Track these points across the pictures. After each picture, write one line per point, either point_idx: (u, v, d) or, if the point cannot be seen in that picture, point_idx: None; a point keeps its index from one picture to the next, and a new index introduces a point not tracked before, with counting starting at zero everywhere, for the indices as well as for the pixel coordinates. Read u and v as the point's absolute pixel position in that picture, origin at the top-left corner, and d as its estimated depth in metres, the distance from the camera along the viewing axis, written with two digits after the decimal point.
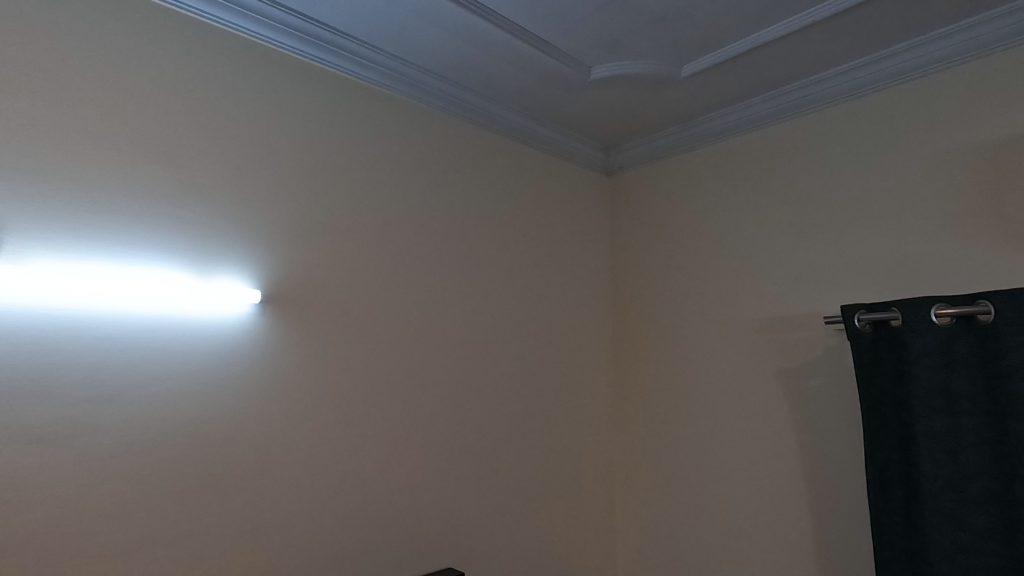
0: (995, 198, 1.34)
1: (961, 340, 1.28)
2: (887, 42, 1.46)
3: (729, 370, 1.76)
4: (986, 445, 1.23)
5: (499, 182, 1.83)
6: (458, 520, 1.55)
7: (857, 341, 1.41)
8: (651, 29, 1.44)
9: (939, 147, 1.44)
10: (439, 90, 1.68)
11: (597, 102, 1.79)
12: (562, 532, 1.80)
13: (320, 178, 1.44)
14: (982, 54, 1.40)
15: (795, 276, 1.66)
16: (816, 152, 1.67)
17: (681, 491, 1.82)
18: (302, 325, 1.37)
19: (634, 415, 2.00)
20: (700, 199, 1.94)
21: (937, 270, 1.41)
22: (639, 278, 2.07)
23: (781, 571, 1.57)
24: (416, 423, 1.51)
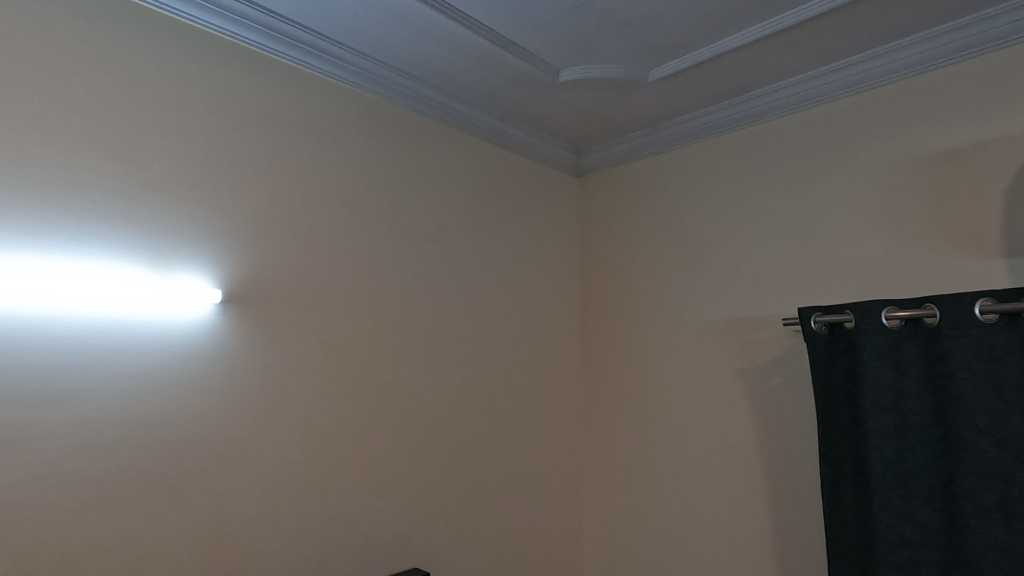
0: (942, 205, 1.41)
1: (910, 342, 1.34)
2: (844, 52, 1.51)
3: (692, 370, 1.80)
4: (931, 442, 1.29)
5: (468, 183, 1.83)
6: (424, 520, 1.56)
7: (813, 341, 1.46)
8: (618, 33, 1.45)
9: (892, 155, 1.50)
10: (408, 89, 1.67)
11: (567, 104, 1.80)
12: (529, 530, 1.82)
13: (285, 176, 1.42)
14: (931, 67, 1.46)
15: (757, 278, 1.70)
16: (777, 157, 1.71)
17: (646, 489, 1.86)
18: (266, 324, 1.35)
19: (601, 413, 2.03)
20: (667, 201, 1.97)
21: (889, 274, 1.47)
22: (607, 279, 2.10)
23: (740, 566, 1.62)
24: (382, 424, 1.51)
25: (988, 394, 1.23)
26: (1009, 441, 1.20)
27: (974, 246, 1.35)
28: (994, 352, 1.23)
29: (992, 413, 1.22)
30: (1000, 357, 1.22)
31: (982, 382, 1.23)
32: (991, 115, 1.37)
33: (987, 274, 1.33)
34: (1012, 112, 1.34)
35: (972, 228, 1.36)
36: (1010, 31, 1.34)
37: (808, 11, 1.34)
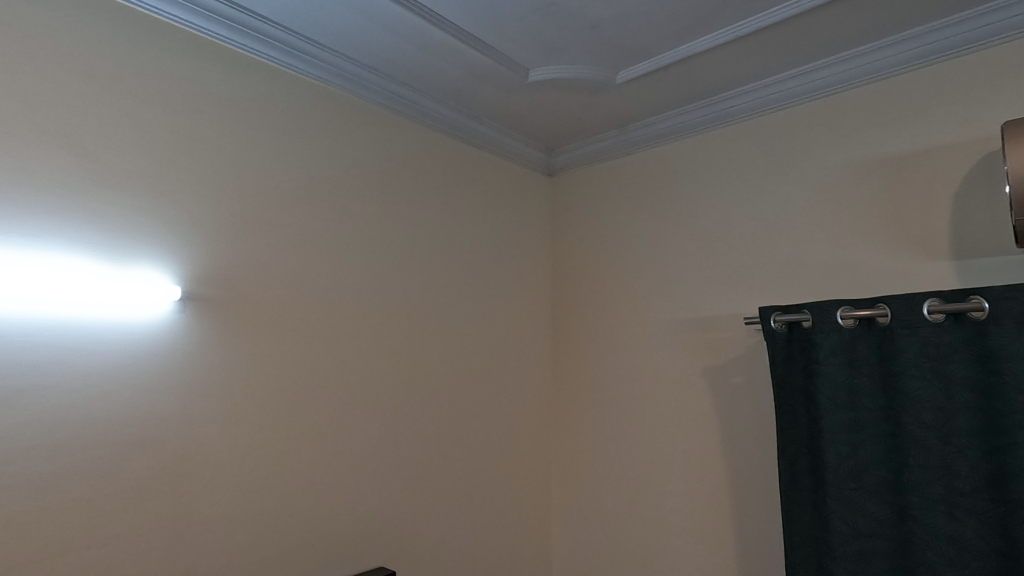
0: (895, 209, 1.46)
1: (863, 341, 1.39)
2: (804, 59, 1.55)
3: (658, 368, 1.83)
4: (882, 438, 1.34)
5: (438, 181, 1.83)
6: (390, 519, 1.56)
7: (772, 340, 1.50)
8: (586, 35, 1.47)
9: (849, 160, 1.54)
10: (376, 85, 1.65)
11: (537, 103, 1.81)
12: (497, 527, 1.83)
13: (249, 172, 1.40)
14: (887, 75, 1.51)
15: (721, 278, 1.74)
16: (741, 160, 1.75)
17: (612, 485, 1.89)
18: (228, 323, 1.33)
19: (570, 411, 2.05)
20: (635, 202, 2.00)
21: (844, 275, 1.51)
22: (576, 278, 2.12)
23: (702, 559, 1.65)
24: (347, 422, 1.50)
25: (934, 391, 1.28)
26: (953, 436, 1.25)
27: (924, 248, 1.41)
28: (941, 351, 1.29)
29: (939, 409, 1.27)
30: (946, 356, 1.28)
31: (929, 379, 1.29)
32: (940, 122, 1.42)
33: (935, 276, 1.38)
34: (960, 120, 1.40)
35: (922, 231, 1.41)
36: (958, 42, 1.40)
37: (769, 17, 1.37)
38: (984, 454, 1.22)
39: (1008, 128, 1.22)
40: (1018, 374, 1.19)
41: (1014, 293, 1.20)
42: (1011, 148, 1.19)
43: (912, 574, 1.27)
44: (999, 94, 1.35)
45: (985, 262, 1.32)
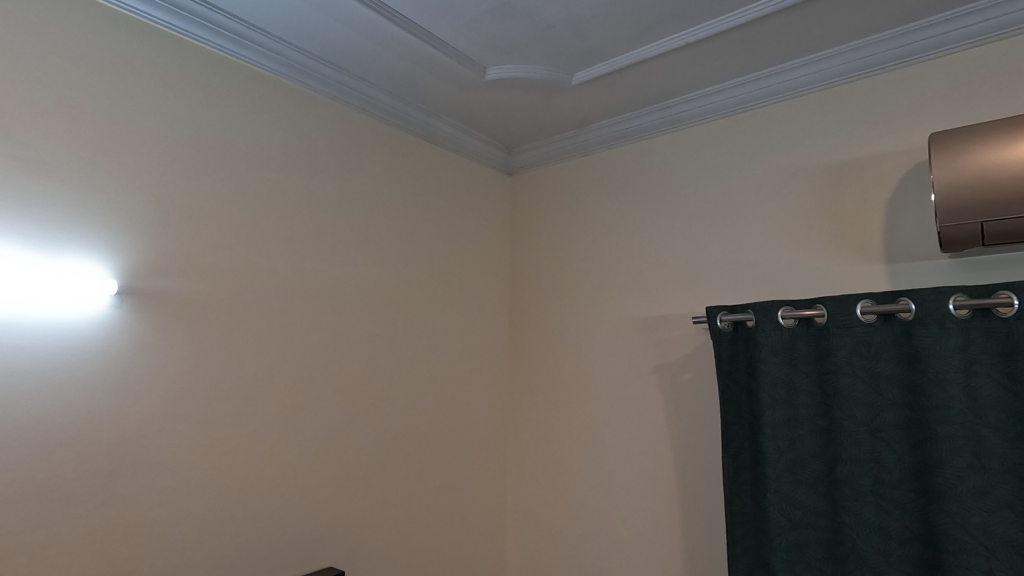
0: (832, 215, 1.53)
1: (801, 340, 1.45)
2: (752, 67, 1.61)
3: (610, 366, 1.87)
4: (818, 433, 1.40)
5: (394, 177, 1.82)
6: (340, 518, 1.54)
7: (718, 339, 1.55)
8: (541, 36, 1.48)
9: (792, 167, 1.61)
10: (328, 78, 1.63)
11: (496, 102, 1.82)
12: (450, 525, 1.83)
13: (195, 163, 1.36)
14: (827, 85, 1.58)
15: (671, 278, 1.78)
16: (692, 164, 1.80)
17: (564, 481, 1.91)
18: (171, 318, 1.29)
19: (526, 408, 2.07)
20: (590, 202, 2.03)
21: (786, 276, 1.58)
22: (532, 277, 2.14)
23: (650, 552, 1.70)
24: (295, 421, 1.48)
25: (866, 388, 1.35)
26: (881, 430, 1.32)
27: (858, 252, 1.48)
28: (872, 350, 1.35)
29: (869, 405, 1.34)
30: (876, 354, 1.35)
31: (861, 376, 1.35)
32: (876, 132, 1.49)
33: (868, 278, 1.46)
34: (892, 131, 1.47)
35: (857, 235, 1.48)
36: (892, 56, 1.47)
37: (717, 25, 1.41)
38: (909, 447, 1.30)
39: (935, 140, 1.29)
40: (939, 371, 1.27)
41: (937, 295, 1.28)
42: (937, 159, 1.27)
43: (843, 562, 1.34)
44: (927, 107, 1.43)
45: (914, 266, 1.40)
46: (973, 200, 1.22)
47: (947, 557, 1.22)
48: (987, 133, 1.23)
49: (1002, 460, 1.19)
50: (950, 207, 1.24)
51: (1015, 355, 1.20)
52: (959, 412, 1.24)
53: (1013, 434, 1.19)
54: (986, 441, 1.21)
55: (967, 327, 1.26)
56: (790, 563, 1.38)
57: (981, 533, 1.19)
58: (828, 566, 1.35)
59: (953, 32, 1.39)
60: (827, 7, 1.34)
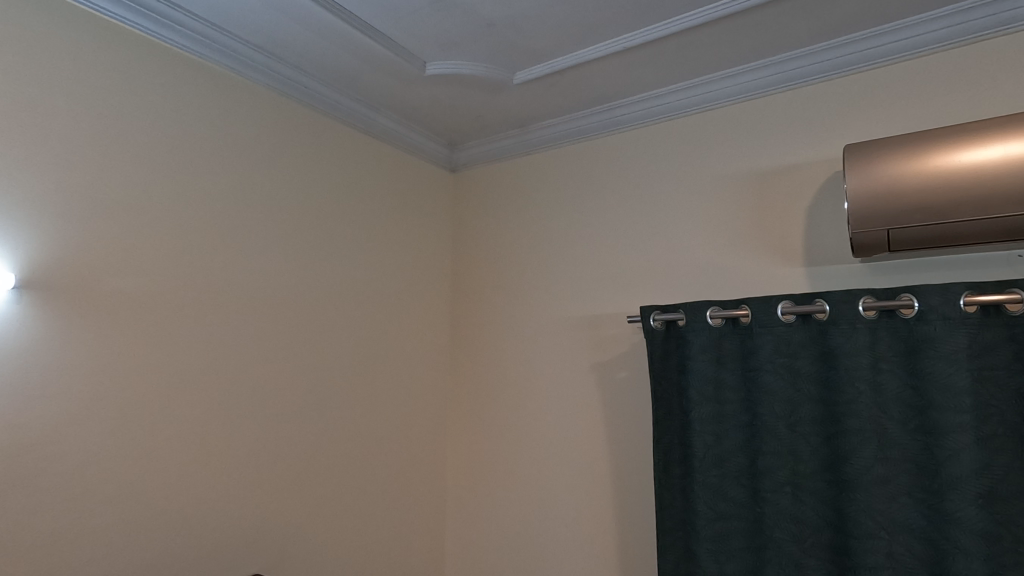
0: (757, 219, 1.60)
1: (728, 338, 1.51)
2: (687, 74, 1.66)
3: (549, 364, 1.89)
4: (742, 427, 1.47)
5: (330, 171, 1.77)
6: (268, 521, 1.49)
7: (651, 337, 1.59)
8: (481, 33, 1.48)
9: (722, 172, 1.67)
10: (260, 64, 1.56)
11: (438, 97, 1.80)
12: (385, 526, 1.81)
13: (109, 149, 1.27)
14: (755, 95, 1.65)
15: (608, 277, 1.82)
16: (630, 166, 1.84)
17: (502, 479, 1.92)
18: (80, 314, 1.20)
19: (466, 407, 2.06)
20: (531, 201, 2.04)
21: (715, 278, 1.64)
22: (472, 275, 2.13)
23: (584, 548, 1.73)
24: (220, 423, 1.41)
25: (786, 384, 1.42)
26: (799, 424, 1.39)
27: (780, 255, 1.55)
28: (791, 348, 1.42)
29: (788, 400, 1.41)
30: (796, 352, 1.42)
31: (781, 373, 1.42)
32: (798, 143, 1.57)
33: (789, 280, 1.54)
34: (812, 141, 1.55)
35: (780, 240, 1.56)
36: (815, 71, 1.55)
37: (653, 32, 1.45)
38: (823, 440, 1.38)
39: (849, 152, 1.37)
40: (850, 368, 1.35)
41: (848, 296, 1.36)
42: (851, 170, 1.35)
43: (762, 551, 1.40)
44: (843, 121, 1.52)
45: (831, 269, 1.48)
46: (882, 208, 1.30)
47: (854, 542, 1.31)
48: (895, 147, 1.32)
49: (903, 451, 1.28)
50: (861, 215, 1.32)
51: (915, 353, 1.30)
52: (867, 406, 1.33)
53: (913, 426, 1.29)
54: (890, 433, 1.30)
55: (875, 327, 1.34)
56: (715, 553, 1.44)
57: (884, 519, 1.28)
58: (748, 554, 1.42)
59: (868, 51, 1.48)
60: (755, 20, 1.40)
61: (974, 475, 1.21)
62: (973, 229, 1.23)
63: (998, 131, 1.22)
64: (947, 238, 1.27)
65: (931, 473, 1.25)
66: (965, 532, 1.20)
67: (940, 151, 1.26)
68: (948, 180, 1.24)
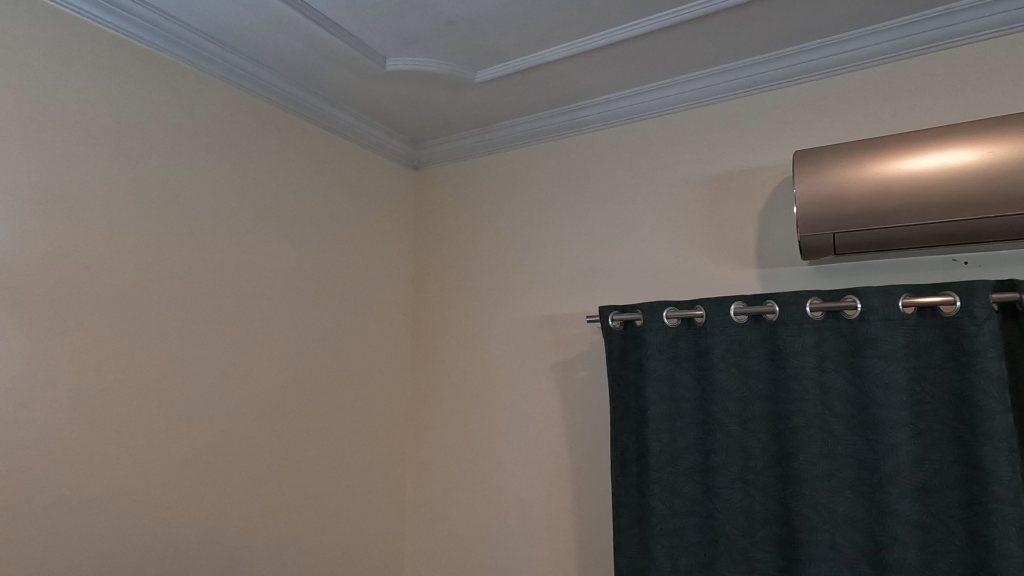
0: (713, 222, 1.64)
1: (683, 338, 1.54)
2: (646, 78, 1.69)
3: (510, 363, 1.89)
4: (696, 425, 1.50)
5: (287, 166, 1.73)
6: (219, 526, 1.44)
7: (609, 337, 1.61)
8: (442, 30, 1.47)
9: (679, 175, 1.71)
10: (212, 54, 1.50)
11: (399, 94, 1.78)
12: (344, 529, 1.77)
13: (46, 139, 1.21)
14: (711, 101, 1.69)
15: (569, 277, 1.83)
16: (591, 168, 1.85)
17: (462, 479, 1.91)
18: (11, 312, 1.14)
19: (426, 407, 2.04)
20: (494, 201, 2.03)
21: (672, 278, 1.67)
22: (435, 274, 2.11)
23: (544, 547, 1.73)
24: (167, 425, 1.36)
25: (737, 383, 1.46)
26: (750, 421, 1.43)
27: (734, 257, 1.60)
28: (743, 347, 1.46)
29: (740, 398, 1.45)
30: (747, 352, 1.46)
31: (733, 372, 1.46)
32: (751, 148, 1.62)
33: (742, 282, 1.58)
34: (765, 147, 1.60)
35: (734, 243, 1.60)
36: (767, 78, 1.60)
37: (612, 35, 1.47)
38: (772, 437, 1.42)
39: (798, 158, 1.42)
40: (797, 367, 1.40)
41: (796, 297, 1.41)
42: (799, 175, 1.39)
43: (714, 545, 1.44)
44: (794, 127, 1.57)
45: (781, 271, 1.53)
46: (827, 213, 1.35)
47: (800, 535, 1.35)
48: (840, 155, 1.37)
49: (846, 446, 1.34)
50: (808, 219, 1.37)
51: (857, 352, 1.35)
52: (813, 404, 1.37)
53: (855, 422, 1.34)
54: (834, 429, 1.35)
55: (821, 328, 1.39)
56: (669, 548, 1.47)
57: (828, 512, 1.32)
58: (701, 548, 1.45)
59: (817, 61, 1.53)
60: (710, 27, 1.43)
61: (910, 468, 1.26)
62: (911, 234, 1.29)
63: (934, 141, 1.28)
64: (887, 242, 1.32)
65: (871, 467, 1.31)
66: (902, 523, 1.25)
67: (881, 159, 1.32)
68: (888, 187, 1.29)
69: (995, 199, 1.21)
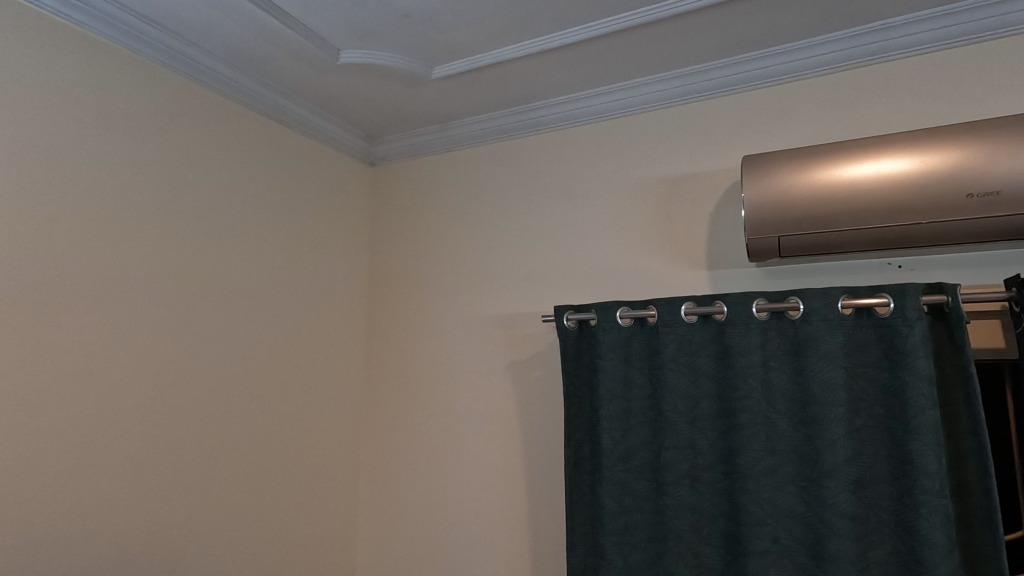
0: (667, 223, 1.67)
1: (636, 338, 1.56)
2: (603, 80, 1.70)
3: (467, 363, 1.87)
4: (647, 424, 1.52)
5: (236, 158, 1.66)
6: (159, 534, 1.37)
7: (564, 336, 1.62)
8: (397, 23, 1.44)
9: (635, 177, 1.73)
10: (155, 40, 1.43)
11: (354, 87, 1.74)
12: (294, 534, 1.72)
13: None
14: (666, 105, 1.71)
15: (527, 276, 1.83)
16: (549, 168, 1.86)
17: (416, 479, 1.88)
18: None
19: (381, 407, 2.00)
20: (453, 198, 2.01)
21: (626, 279, 1.69)
22: (390, 271, 2.08)
23: (499, 547, 1.73)
24: (102, 428, 1.28)
25: (687, 381, 1.49)
26: (698, 419, 1.47)
27: (686, 259, 1.63)
28: (693, 347, 1.50)
29: (690, 397, 1.48)
30: (697, 351, 1.49)
31: (683, 371, 1.49)
32: (704, 152, 1.66)
33: (693, 282, 1.62)
34: (715, 151, 1.64)
35: (686, 244, 1.64)
36: (719, 84, 1.64)
37: (569, 36, 1.47)
38: (719, 434, 1.45)
39: (747, 163, 1.46)
40: (743, 366, 1.43)
41: (744, 298, 1.45)
42: (748, 180, 1.43)
43: (663, 541, 1.46)
44: (743, 133, 1.61)
45: (730, 273, 1.58)
46: (773, 216, 1.39)
47: (744, 529, 1.39)
48: (787, 160, 1.41)
49: (788, 443, 1.38)
50: (756, 223, 1.41)
51: (799, 351, 1.40)
52: (758, 402, 1.41)
53: (797, 419, 1.38)
54: (777, 426, 1.39)
55: (767, 328, 1.43)
56: (620, 545, 1.48)
57: (771, 507, 1.37)
58: (651, 544, 1.47)
59: (765, 69, 1.58)
60: (666, 32, 1.45)
61: (847, 463, 1.32)
62: (850, 239, 1.35)
63: (873, 150, 1.34)
64: (829, 246, 1.37)
65: (811, 462, 1.36)
66: (838, 516, 1.31)
67: (823, 166, 1.37)
68: (829, 193, 1.34)
69: (927, 206, 1.27)
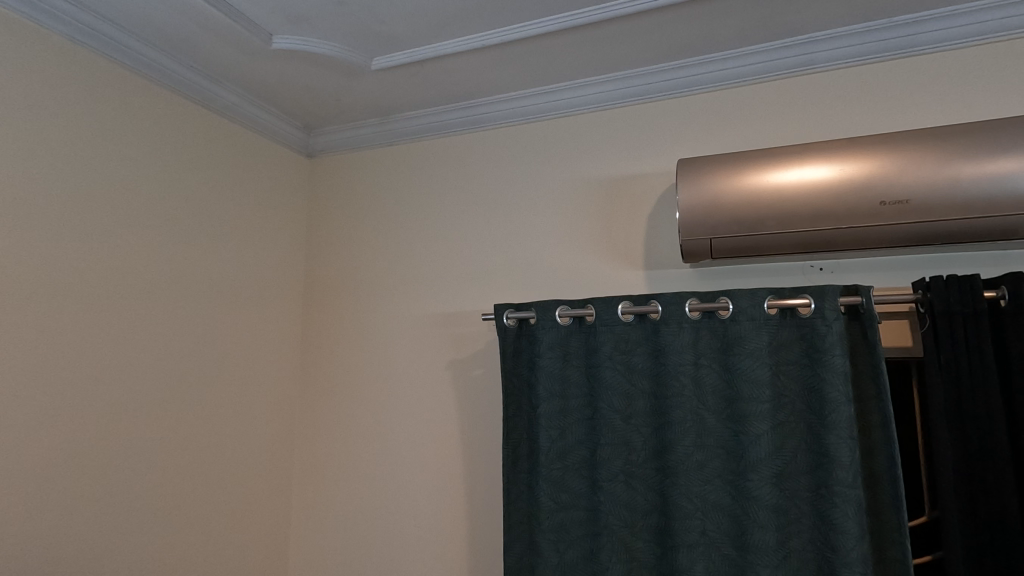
0: (607, 223, 1.69)
1: (575, 336, 1.58)
2: (546, 79, 1.70)
3: (407, 361, 1.83)
4: (584, 421, 1.54)
5: (160, 144, 1.55)
6: (66, 546, 1.27)
7: (504, 335, 1.62)
8: (334, 9, 1.39)
9: (577, 177, 1.74)
10: (65, 13, 1.31)
11: (290, 74, 1.66)
12: (222, 541, 1.63)
13: None
14: (607, 106, 1.74)
15: (469, 274, 1.81)
16: (492, 165, 1.85)
17: (353, 480, 1.83)
18: None
19: (316, 408, 1.94)
20: (395, 192, 1.96)
21: (566, 277, 1.71)
22: (327, 267, 2.01)
23: (437, 547, 1.70)
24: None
25: (622, 379, 1.51)
26: (633, 417, 1.49)
27: (624, 259, 1.66)
28: (629, 345, 1.52)
29: (625, 395, 1.50)
30: (632, 349, 1.52)
31: (619, 369, 1.51)
32: (642, 154, 1.69)
33: (631, 282, 1.65)
34: (653, 154, 1.68)
35: (624, 244, 1.67)
36: (657, 88, 1.67)
37: (510, 33, 1.47)
38: (653, 431, 1.48)
39: (682, 165, 1.50)
40: (676, 364, 1.47)
41: (677, 297, 1.48)
42: (682, 182, 1.47)
43: (598, 537, 1.48)
44: (679, 137, 1.66)
45: (666, 273, 1.61)
46: (706, 219, 1.43)
47: (674, 523, 1.42)
48: (719, 164, 1.46)
49: (716, 438, 1.42)
50: (689, 224, 1.45)
51: (728, 350, 1.45)
52: (689, 399, 1.45)
53: (725, 415, 1.43)
54: (707, 422, 1.43)
55: (698, 327, 1.47)
56: (556, 542, 1.49)
57: (700, 501, 1.41)
58: (586, 541, 1.49)
59: (700, 75, 1.62)
60: (609, 33, 1.47)
61: (769, 457, 1.37)
62: (775, 241, 1.41)
63: (798, 157, 1.40)
64: (756, 248, 1.43)
65: (737, 457, 1.40)
66: (761, 507, 1.36)
67: (752, 171, 1.42)
68: (758, 197, 1.39)
69: (845, 211, 1.34)
